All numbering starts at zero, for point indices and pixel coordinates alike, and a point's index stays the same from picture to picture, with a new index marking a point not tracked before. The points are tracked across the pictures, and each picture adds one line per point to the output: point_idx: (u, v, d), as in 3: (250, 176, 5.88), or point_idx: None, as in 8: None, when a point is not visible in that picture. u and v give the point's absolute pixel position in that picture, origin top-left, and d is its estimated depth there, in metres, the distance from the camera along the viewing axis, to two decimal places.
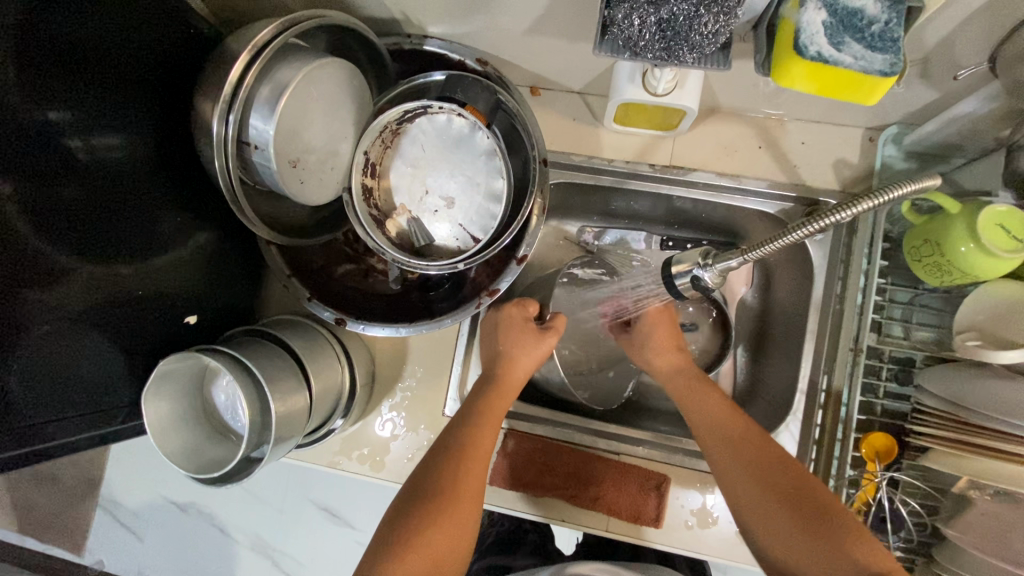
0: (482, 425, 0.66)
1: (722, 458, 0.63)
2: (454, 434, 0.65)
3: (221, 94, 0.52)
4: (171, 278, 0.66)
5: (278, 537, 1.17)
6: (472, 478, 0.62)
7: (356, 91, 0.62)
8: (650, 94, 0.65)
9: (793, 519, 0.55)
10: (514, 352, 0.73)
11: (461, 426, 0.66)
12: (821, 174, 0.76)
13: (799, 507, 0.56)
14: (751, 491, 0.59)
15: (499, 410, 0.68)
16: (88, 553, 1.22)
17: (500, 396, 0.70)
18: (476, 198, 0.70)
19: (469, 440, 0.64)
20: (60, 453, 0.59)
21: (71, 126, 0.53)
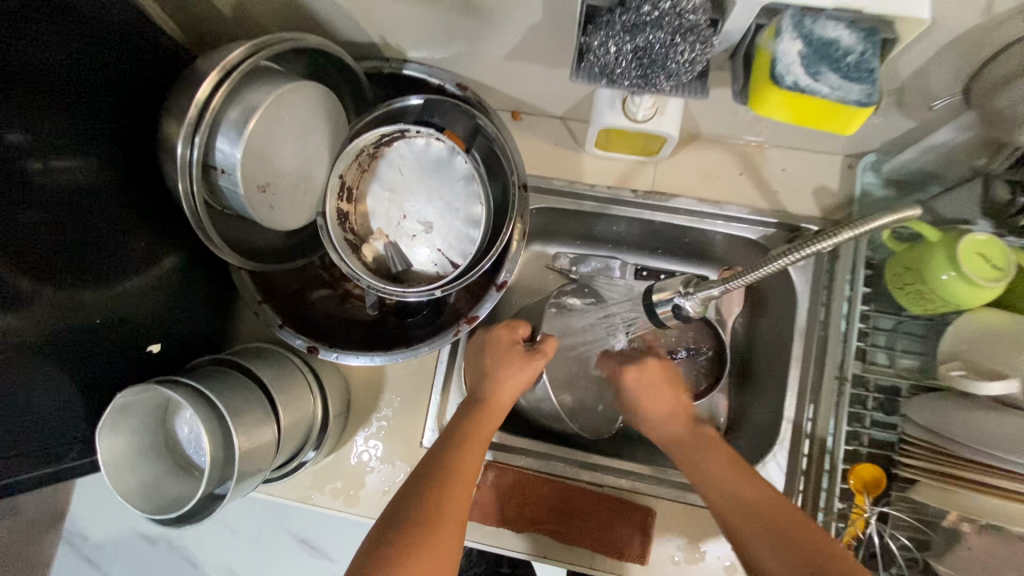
0: (465, 451, 0.64)
1: (722, 490, 0.61)
2: (437, 461, 0.63)
3: (187, 116, 0.51)
4: (136, 305, 0.63)
5: None
6: (455, 507, 0.59)
7: (330, 113, 0.61)
8: (629, 120, 0.65)
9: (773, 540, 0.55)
10: (499, 374, 0.70)
11: (444, 453, 0.64)
12: (803, 201, 0.76)
13: (782, 539, 0.55)
14: (740, 519, 0.58)
15: (485, 433, 0.66)
16: None
17: (486, 420, 0.68)
18: (454, 223, 0.68)
19: (451, 467, 0.62)
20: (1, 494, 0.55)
21: (31, 147, 0.51)
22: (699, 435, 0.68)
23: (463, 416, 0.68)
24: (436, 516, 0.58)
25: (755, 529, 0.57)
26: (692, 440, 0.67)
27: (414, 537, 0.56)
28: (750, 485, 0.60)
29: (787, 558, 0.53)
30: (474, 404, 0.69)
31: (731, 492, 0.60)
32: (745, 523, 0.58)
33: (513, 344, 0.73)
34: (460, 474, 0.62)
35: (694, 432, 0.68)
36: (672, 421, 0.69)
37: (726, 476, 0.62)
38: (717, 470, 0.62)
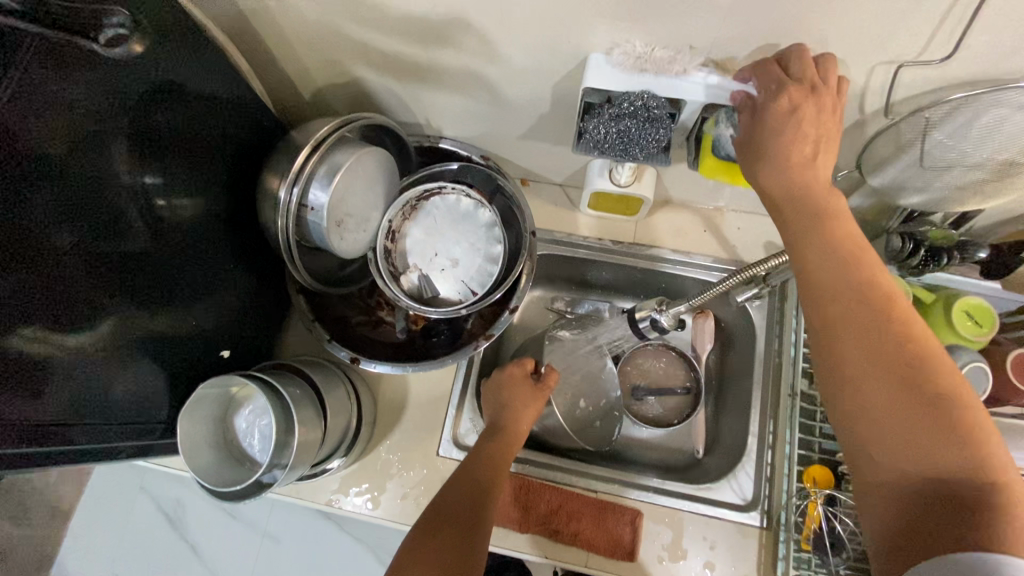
0: (489, 465, 0.77)
1: (840, 293, 0.53)
2: (469, 473, 0.75)
3: (291, 169, 0.69)
4: (215, 316, 0.78)
5: None
6: (484, 510, 0.71)
7: (387, 171, 0.79)
8: (615, 183, 0.84)
9: (906, 412, 0.47)
10: (515, 402, 0.85)
11: (471, 466, 0.77)
12: (756, 253, 0.95)
13: (931, 408, 0.47)
14: (886, 392, 0.48)
15: (506, 455, 0.79)
16: None
17: (506, 443, 0.81)
18: (477, 260, 0.85)
19: (477, 476, 0.75)
20: (104, 460, 0.66)
21: (169, 186, 0.67)
22: (845, 217, 0.56)
23: (488, 439, 0.81)
24: (463, 512, 0.70)
25: (901, 388, 0.48)
26: (815, 195, 0.57)
27: (444, 528, 0.68)
28: (895, 335, 0.50)
29: (937, 440, 0.46)
30: (495, 427, 0.83)
31: (856, 342, 0.51)
32: (875, 391, 0.49)
33: (526, 378, 0.87)
34: (485, 482, 0.74)
35: (879, 306, 0.51)
36: (867, 291, 0.52)
37: (848, 295, 0.52)
38: (895, 358, 0.49)
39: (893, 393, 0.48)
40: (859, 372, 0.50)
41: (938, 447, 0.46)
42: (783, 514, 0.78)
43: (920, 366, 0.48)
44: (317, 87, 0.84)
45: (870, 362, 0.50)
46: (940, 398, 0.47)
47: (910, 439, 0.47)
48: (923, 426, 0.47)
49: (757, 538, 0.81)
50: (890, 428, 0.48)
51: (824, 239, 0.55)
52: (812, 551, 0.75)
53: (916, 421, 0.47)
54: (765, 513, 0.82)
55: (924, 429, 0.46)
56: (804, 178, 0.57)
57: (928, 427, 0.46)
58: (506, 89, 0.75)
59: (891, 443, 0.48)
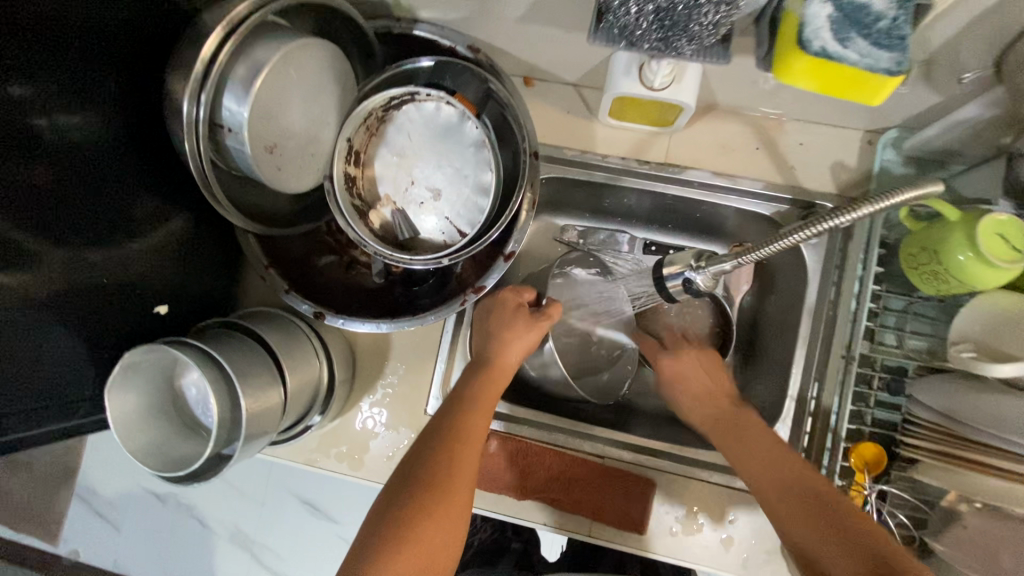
0: (473, 414, 0.65)
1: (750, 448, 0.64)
2: (446, 420, 0.64)
3: (193, 72, 0.49)
4: (147, 266, 0.64)
5: (259, 530, 1.06)
6: (465, 463, 0.61)
7: (339, 73, 0.59)
8: (646, 88, 0.63)
9: (805, 524, 0.56)
10: (506, 335, 0.71)
11: (451, 416, 0.64)
12: (819, 177, 0.75)
13: (827, 518, 0.55)
14: (798, 531, 0.56)
15: (491, 395, 0.68)
16: (63, 543, 1.10)
17: (491, 381, 0.69)
18: (463, 190, 0.67)
19: (458, 429, 0.63)
20: (17, 448, 0.56)
21: (35, 105, 0.50)
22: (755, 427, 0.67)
23: (469, 380, 0.69)
24: (444, 480, 0.59)
25: (815, 517, 0.55)
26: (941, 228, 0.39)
27: (421, 504, 0.57)
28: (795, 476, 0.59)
29: (829, 544, 0.53)
30: (480, 367, 0.70)
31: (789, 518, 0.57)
32: (805, 536, 0.55)
33: (520, 308, 0.74)
34: (466, 437, 0.63)
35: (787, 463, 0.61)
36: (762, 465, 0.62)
37: (763, 466, 0.62)
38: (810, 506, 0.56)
39: (809, 538, 0.55)
40: (797, 539, 0.56)
41: (834, 543, 0.52)
42: None
43: (806, 485, 0.59)
44: None
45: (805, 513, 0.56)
46: (834, 508, 0.55)
47: (822, 542, 0.53)
48: (825, 543, 0.53)
49: None
50: (807, 542, 0.55)
51: (749, 454, 0.64)
52: None
53: (823, 539, 0.53)
54: None
55: (824, 537, 0.53)
56: (729, 441, 0.67)
57: (827, 540, 0.53)
58: None
59: (819, 542, 0.54)
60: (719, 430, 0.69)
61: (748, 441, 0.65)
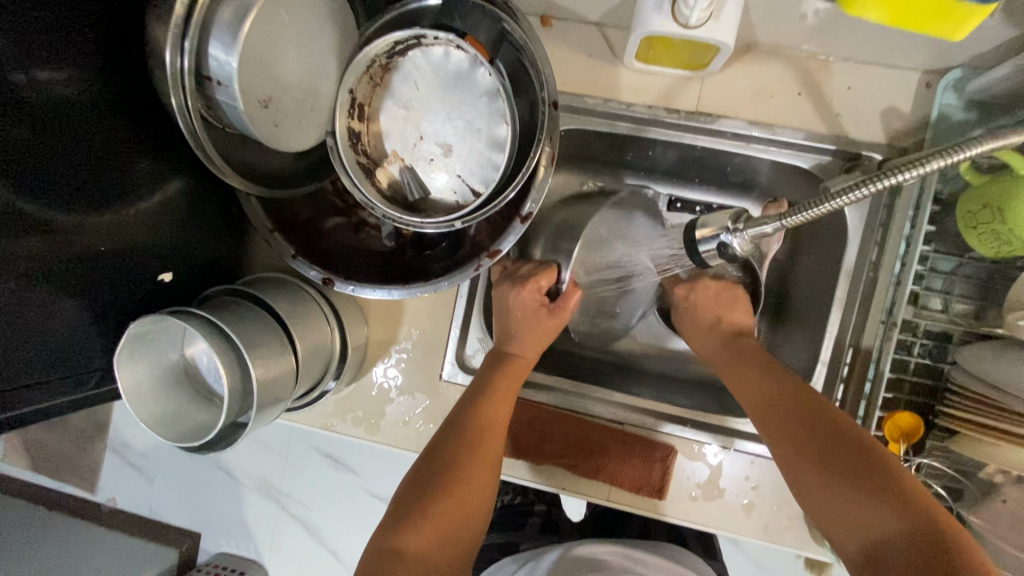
0: (496, 404, 0.65)
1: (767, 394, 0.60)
2: (471, 411, 0.64)
3: (172, 15, 0.45)
4: (147, 232, 0.61)
5: (286, 483, 1.05)
6: (488, 455, 0.61)
7: (334, 16, 0.54)
8: (680, 26, 0.57)
9: (833, 475, 0.50)
10: (528, 333, 0.70)
11: (474, 406, 0.64)
12: (867, 126, 0.68)
13: (867, 474, 0.49)
14: (832, 483, 0.50)
15: (513, 389, 0.67)
16: (100, 492, 1.11)
17: (513, 376, 0.68)
18: (476, 145, 0.62)
19: (480, 424, 0.63)
20: (28, 421, 0.55)
21: (6, 56, 0.45)
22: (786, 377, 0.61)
23: (491, 372, 0.68)
24: (462, 473, 0.59)
25: (847, 461, 0.50)
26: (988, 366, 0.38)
27: (442, 500, 0.57)
28: (815, 425, 0.54)
29: (875, 502, 0.47)
30: (504, 358, 0.70)
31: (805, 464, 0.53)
32: (837, 495, 0.50)
33: (542, 308, 0.71)
34: (489, 433, 0.63)
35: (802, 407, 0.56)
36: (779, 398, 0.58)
37: (790, 420, 0.56)
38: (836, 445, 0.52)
39: (846, 489, 0.49)
40: (826, 494, 0.51)
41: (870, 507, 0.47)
42: None
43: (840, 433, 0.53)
44: None
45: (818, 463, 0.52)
46: (866, 456, 0.50)
47: (862, 502, 0.48)
48: (862, 499, 0.48)
49: None
50: (836, 494, 0.50)
51: (775, 408, 0.58)
52: None
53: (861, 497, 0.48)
54: None
55: (859, 493, 0.48)
56: (754, 394, 0.61)
57: (869, 500, 0.48)
58: None
59: (857, 500, 0.48)
60: (740, 383, 0.63)
61: (769, 395, 0.59)
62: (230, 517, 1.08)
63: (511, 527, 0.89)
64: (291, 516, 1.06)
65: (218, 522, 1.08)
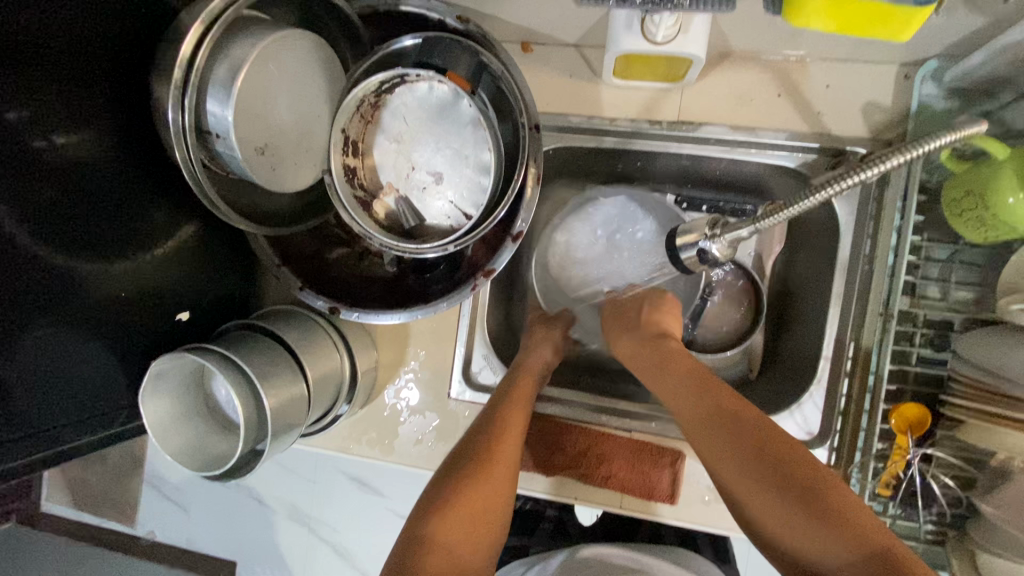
0: (507, 419, 0.65)
1: (680, 397, 0.60)
2: (490, 414, 0.66)
3: (171, 78, 0.49)
4: (164, 274, 0.65)
5: (315, 507, 1.05)
6: (508, 447, 0.63)
7: (323, 64, 0.57)
8: (650, 43, 0.59)
9: (787, 494, 0.51)
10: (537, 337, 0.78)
11: (485, 429, 0.64)
12: (848, 121, 0.69)
13: (810, 495, 0.50)
14: (786, 502, 0.51)
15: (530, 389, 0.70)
16: (140, 525, 1.15)
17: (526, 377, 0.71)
18: (465, 171, 0.65)
19: (494, 436, 0.63)
20: (62, 458, 0.59)
21: (29, 127, 0.50)
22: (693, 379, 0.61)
23: (503, 396, 0.68)
24: (486, 480, 0.59)
25: (794, 489, 0.51)
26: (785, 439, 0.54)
27: (460, 513, 0.57)
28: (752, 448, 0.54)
29: (822, 531, 0.49)
30: (512, 378, 0.71)
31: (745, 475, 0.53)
32: (798, 525, 0.50)
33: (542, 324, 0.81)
34: (501, 449, 0.62)
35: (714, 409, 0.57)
36: (691, 402, 0.59)
37: (729, 429, 0.55)
38: (746, 471, 0.53)
39: (784, 502, 0.51)
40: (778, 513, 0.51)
41: (817, 517, 0.49)
42: (858, 459, 0.65)
43: (796, 459, 0.53)
44: None
45: (755, 476, 0.53)
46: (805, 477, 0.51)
47: (814, 523, 0.49)
48: (816, 520, 0.49)
49: None
50: (785, 509, 0.51)
51: (704, 413, 0.58)
52: (890, 498, 0.64)
53: (811, 520, 0.49)
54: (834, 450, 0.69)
55: (813, 522, 0.49)
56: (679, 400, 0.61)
57: (812, 518, 0.49)
58: None
59: (810, 526, 0.49)
60: (660, 379, 0.63)
61: (706, 400, 0.58)
62: (264, 543, 1.09)
63: (525, 537, 0.90)
64: (323, 540, 1.07)
65: (257, 547, 1.10)
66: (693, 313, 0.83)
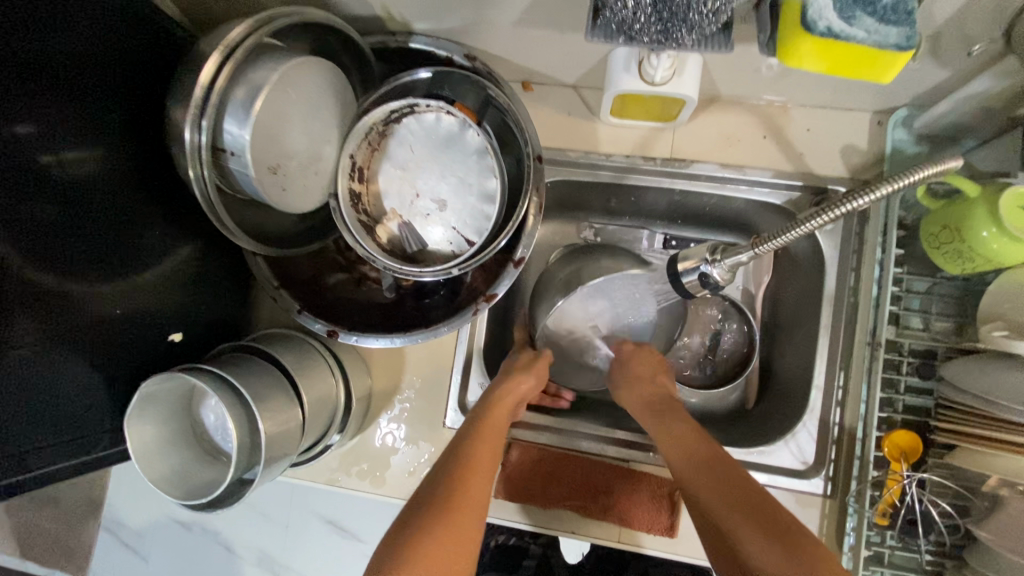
0: (477, 441, 0.65)
1: (671, 445, 0.63)
2: (453, 459, 0.63)
3: (192, 98, 0.50)
4: (158, 293, 0.64)
5: (287, 554, 0.97)
6: (468, 501, 0.59)
7: (336, 92, 0.59)
8: (647, 83, 0.63)
9: (748, 520, 0.52)
10: (509, 373, 0.73)
11: (446, 482, 0.60)
12: (828, 162, 0.73)
13: (766, 515, 0.52)
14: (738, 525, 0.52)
15: (496, 431, 0.67)
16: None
17: (496, 415, 0.68)
18: (468, 199, 0.67)
19: (466, 461, 0.62)
20: (32, 486, 0.55)
21: (39, 141, 0.50)
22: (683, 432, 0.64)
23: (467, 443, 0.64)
24: (449, 517, 0.56)
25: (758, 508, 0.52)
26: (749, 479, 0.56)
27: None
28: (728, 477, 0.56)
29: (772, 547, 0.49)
30: (480, 406, 0.70)
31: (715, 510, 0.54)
32: (755, 547, 0.50)
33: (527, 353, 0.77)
34: (461, 505, 0.58)
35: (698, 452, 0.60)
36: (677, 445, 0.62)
37: (711, 466, 0.58)
38: (716, 502, 0.55)
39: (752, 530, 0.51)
40: (734, 545, 0.51)
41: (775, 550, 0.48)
42: (855, 488, 0.66)
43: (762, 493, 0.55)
44: None
45: (724, 506, 0.54)
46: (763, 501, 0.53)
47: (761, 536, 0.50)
48: (771, 549, 0.49)
49: (819, 507, 0.70)
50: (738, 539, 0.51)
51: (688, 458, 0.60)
52: (889, 527, 0.64)
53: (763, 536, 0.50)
54: (830, 479, 0.70)
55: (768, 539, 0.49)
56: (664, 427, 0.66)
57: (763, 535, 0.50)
58: None
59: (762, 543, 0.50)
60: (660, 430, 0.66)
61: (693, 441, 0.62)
62: None
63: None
64: None
65: None
66: (700, 345, 0.85)
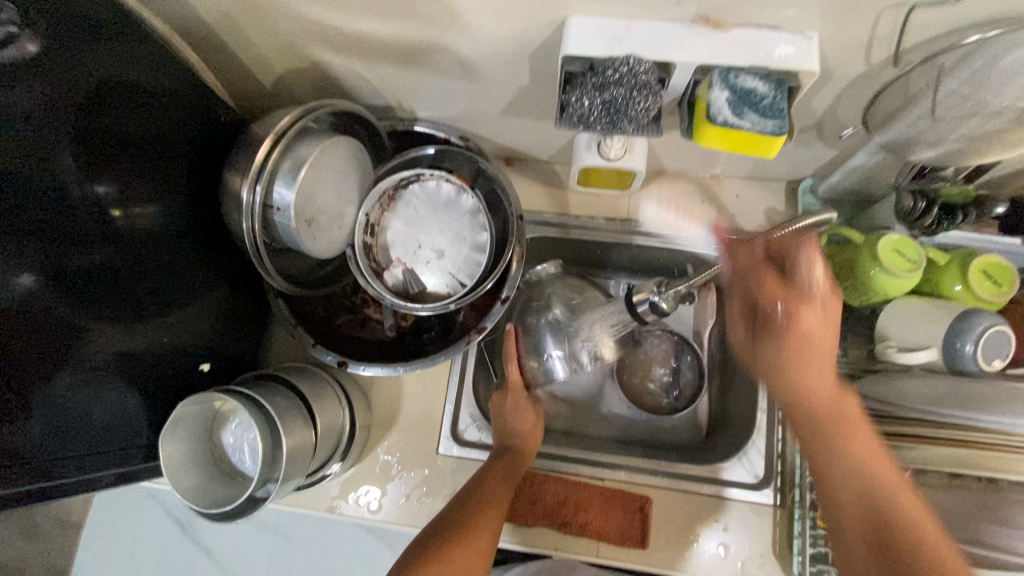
0: (501, 477, 0.75)
1: (821, 416, 0.61)
2: (475, 490, 0.73)
3: (251, 168, 0.64)
4: (192, 328, 0.74)
5: None
6: (487, 522, 0.69)
7: (360, 163, 0.74)
8: (604, 159, 0.79)
9: (869, 545, 0.54)
10: (521, 415, 0.83)
11: (466, 506, 0.70)
12: (755, 221, 0.90)
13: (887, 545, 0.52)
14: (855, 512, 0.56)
15: (515, 469, 0.77)
16: None
17: (516, 459, 0.78)
18: (463, 249, 0.80)
19: (492, 492, 0.72)
20: (58, 495, 0.59)
21: (119, 194, 0.62)
22: (859, 422, 0.60)
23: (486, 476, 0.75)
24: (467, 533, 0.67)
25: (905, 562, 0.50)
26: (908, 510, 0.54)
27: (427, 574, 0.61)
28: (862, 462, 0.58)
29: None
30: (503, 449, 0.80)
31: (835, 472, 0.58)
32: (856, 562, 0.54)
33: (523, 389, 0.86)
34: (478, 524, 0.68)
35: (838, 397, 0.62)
36: (818, 392, 0.62)
37: (866, 485, 0.56)
38: (849, 488, 0.57)
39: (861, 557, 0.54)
40: (846, 522, 0.57)
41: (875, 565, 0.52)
42: (799, 492, 0.76)
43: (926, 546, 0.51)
44: (277, 74, 0.78)
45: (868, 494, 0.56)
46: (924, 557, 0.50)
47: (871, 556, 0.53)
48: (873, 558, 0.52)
49: (771, 516, 0.79)
50: (851, 530, 0.56)
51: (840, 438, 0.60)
52: None
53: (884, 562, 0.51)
54: (779, 490, 0.80)
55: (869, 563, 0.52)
56: (823, 398, 0.62)
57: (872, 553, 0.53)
58: (479, 61, 0.69)
59: (863, 549, 0.54)
60: (819, 382, 0.62)
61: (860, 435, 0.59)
62: None
63: None
64: None
65: None
66: (664, 380, 0.97)
